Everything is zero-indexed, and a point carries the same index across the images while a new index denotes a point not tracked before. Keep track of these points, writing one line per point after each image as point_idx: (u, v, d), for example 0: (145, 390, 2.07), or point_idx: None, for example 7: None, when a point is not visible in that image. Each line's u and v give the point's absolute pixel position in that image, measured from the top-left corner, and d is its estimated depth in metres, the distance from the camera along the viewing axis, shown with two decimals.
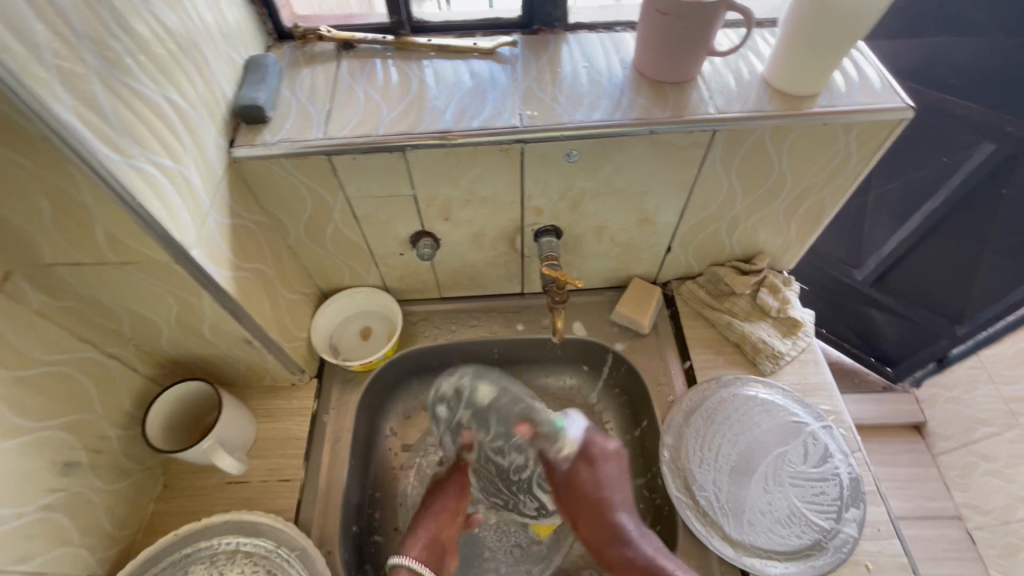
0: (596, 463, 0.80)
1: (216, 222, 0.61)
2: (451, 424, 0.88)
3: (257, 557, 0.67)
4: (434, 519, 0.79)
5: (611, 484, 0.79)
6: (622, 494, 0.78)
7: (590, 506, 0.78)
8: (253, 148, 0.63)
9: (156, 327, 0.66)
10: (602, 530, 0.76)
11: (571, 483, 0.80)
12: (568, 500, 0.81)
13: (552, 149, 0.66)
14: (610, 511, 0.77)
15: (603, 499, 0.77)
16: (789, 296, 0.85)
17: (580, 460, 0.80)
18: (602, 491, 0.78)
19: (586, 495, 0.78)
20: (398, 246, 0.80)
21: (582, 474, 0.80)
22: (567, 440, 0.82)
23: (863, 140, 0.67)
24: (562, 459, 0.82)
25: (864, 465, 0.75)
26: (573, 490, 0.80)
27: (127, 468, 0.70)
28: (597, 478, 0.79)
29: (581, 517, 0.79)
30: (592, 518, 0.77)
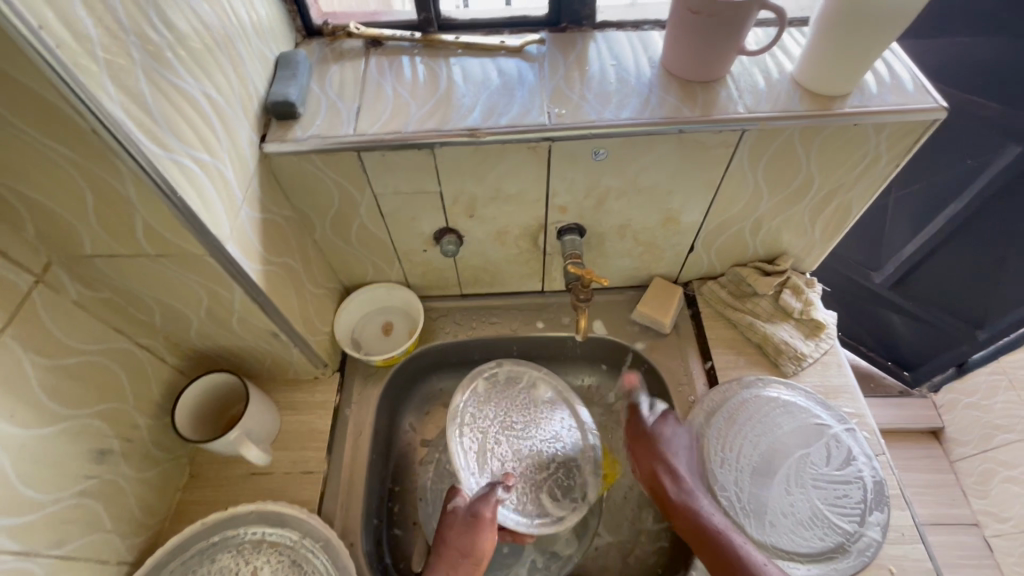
0: (671, 423, 0.77)
1: (248, 216, 0.61)
2: (497, 406, 0.82)
3: (282, 547, 0.68)
4: (481, 534, 0.67)
5: (681, 448, 0.75)
6: (689, 462, 0.74)
7: (664, 469, 0.73)
8: (284, 144, 0.64)
9: (186, 319, 0.67)
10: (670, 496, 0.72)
11: (647, 442, 0.76)
12: (638, 459, 0.77)
13: (579, 147, 0.66)
14: (682, 479, 0.72)
15: (678, 465, 0.73)
16: (812, 297, 0.83)
17: (660, 421, 0.78)
18: (676, 456, 0.74)
19: (660, 455, 0.74)
20: (421, 243, 0.81)
21: (665, 434, 0.76)
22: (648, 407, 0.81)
23: (894, 142, 0.67)
24: (645, 417, 0.80)
25: (888, 468, 0.74)
26: (648, 449, 0.75)
27: (155, 457, 0.71)
28: (675, 439, 0.76)
29: (653, 480, 0.74)
30: (666, 484, 0.72)
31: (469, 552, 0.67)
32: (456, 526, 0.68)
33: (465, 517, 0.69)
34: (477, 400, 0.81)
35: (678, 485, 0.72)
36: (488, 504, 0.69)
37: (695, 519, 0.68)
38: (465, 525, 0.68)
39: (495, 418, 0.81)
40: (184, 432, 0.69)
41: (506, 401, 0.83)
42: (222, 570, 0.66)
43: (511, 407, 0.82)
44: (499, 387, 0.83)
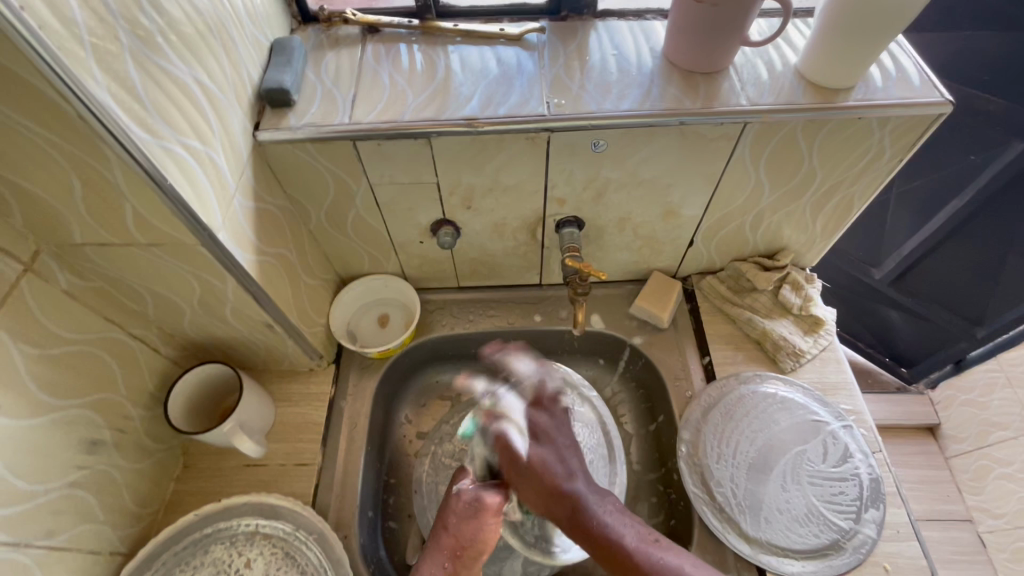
0: (549, 434, 0.70)
1: (241, 205, 0.61)
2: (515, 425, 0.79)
3: (275, 539, 0.68)
4: (482, 524, 0.65)
5: (564, 459, 0.68)
6: (571, 459, 0.68)
7: (551, 486, 0.65)
8: (278, 132, 0.63)
9: (179, 309, 0.66)
10: (573, 519, 0.62)
11: (526, 467, 0.68)
12: (523, 486, 0.67)
13: (578, 138, 0.65)
14: (575, 493, 0.64)
15: (569, 478, 0.66)
16: (812, 292, 0.83)
17: (529, 439, 0.70)
18: (567, 470, 0.67)
19: (548, 483, 0.65)
20: (418, 234, 0.80)
21: (535, 453, 0.68)
22: (513, 411, 0.75)
23: (898, 136, 0.66)
24: (514, 441, 0.71)
25: (884, 466, 0.74)
26: (529, 476, 0.67)
27: (148, 448, 0.71)
28: (551, 452, 0.68)
29: (546, 505, 0.65)
30: (552, 495, 0.65)
31: (471, 542, 0.64)
32: (458, 510, 0.66)
33: (469, 503, 0.67)
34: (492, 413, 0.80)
35: (569, 506, 0.63)
36: (496, 495, 0.67)
37: (612, 545, 0.59)
38: (471, 509, 0.66)
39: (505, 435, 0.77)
40: (178, 423, 0.69)
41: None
42: (215, 562, 0.66)
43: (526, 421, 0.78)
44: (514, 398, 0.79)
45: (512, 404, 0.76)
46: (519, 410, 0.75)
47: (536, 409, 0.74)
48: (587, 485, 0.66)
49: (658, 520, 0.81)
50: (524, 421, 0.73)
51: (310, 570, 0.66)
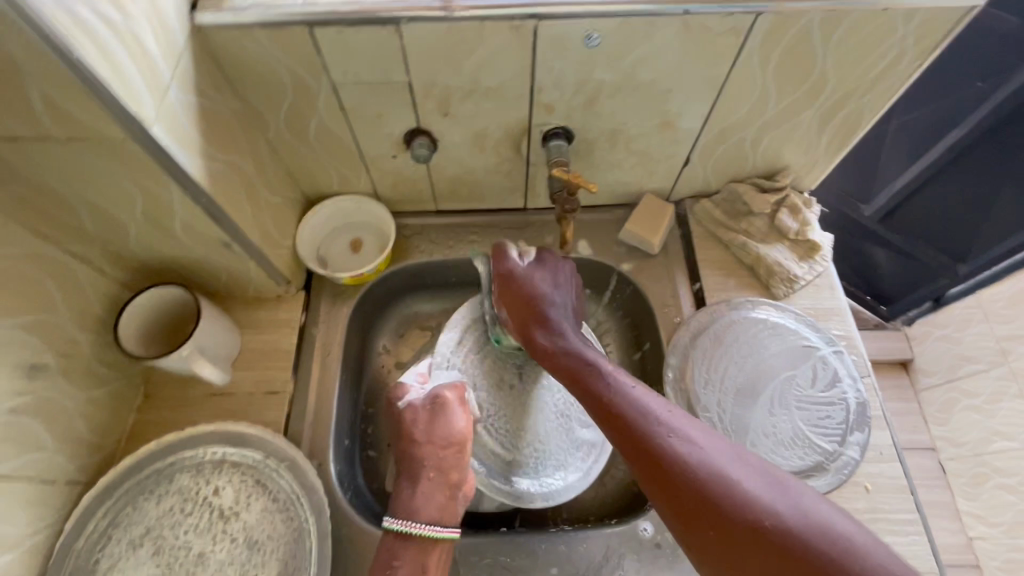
0: (549, 277, 0.71)
1: (180, 98, 0.52)
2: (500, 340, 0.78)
3: (244, 467, 0.65)
4: (447, 424, 0.67)
5: (562, 299, 0.70)
6: (568, 300, 0.71)
7: (542, 317, 0.67)
8: (220, 15, 0.54)
9: (121, 224, 0.59)
10: (557, 360, 0.64)
11: (518, 286, 0.69)
12: (517, 318, 0.69)
13: (568, 29, 0.57)
14: (559, 336, 0.65)
15: (555, 319, 0.67)
16: (810, 217, 0.78)
17: (532, 262, 0.71)
18: (553, 306, 0.68)
19: (538, 308, 0.68)
20: (391, 147, 0.72)
21: (528, 285, 0.69)
22: (523, 252, 0.73)
23: (921, 35, 0.59)
24: (517, 261, 0.71)
25: (872, 390, 0.73)
26: (519, 305, 0.69)
27: (102, 376, 0.65)
28: (547, 281, 0.70)
29: (531, 341, 0.67)
30: (540, 326, 0.67)
31: (448, 439, 0.66)
32: (419, 420, 0.67)
33: (428, 408, 0.68)
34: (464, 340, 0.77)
35: (554, 341, 0.65)
36: (454, 390, 0.70)
37: (593, 380, 0.59)
38: (431, 412, 0.67)
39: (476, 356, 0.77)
40: (116, 333, 0.63)
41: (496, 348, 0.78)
42: (181, 490, 0.63)
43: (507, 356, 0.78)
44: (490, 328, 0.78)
45: (517, 246, 0.73)
46: (526, 251, 0.73)
47: (543, 251, 0.73)
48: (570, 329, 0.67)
49: None
50: (530, 257, 0.72)
51: (282, 498, 0.64)
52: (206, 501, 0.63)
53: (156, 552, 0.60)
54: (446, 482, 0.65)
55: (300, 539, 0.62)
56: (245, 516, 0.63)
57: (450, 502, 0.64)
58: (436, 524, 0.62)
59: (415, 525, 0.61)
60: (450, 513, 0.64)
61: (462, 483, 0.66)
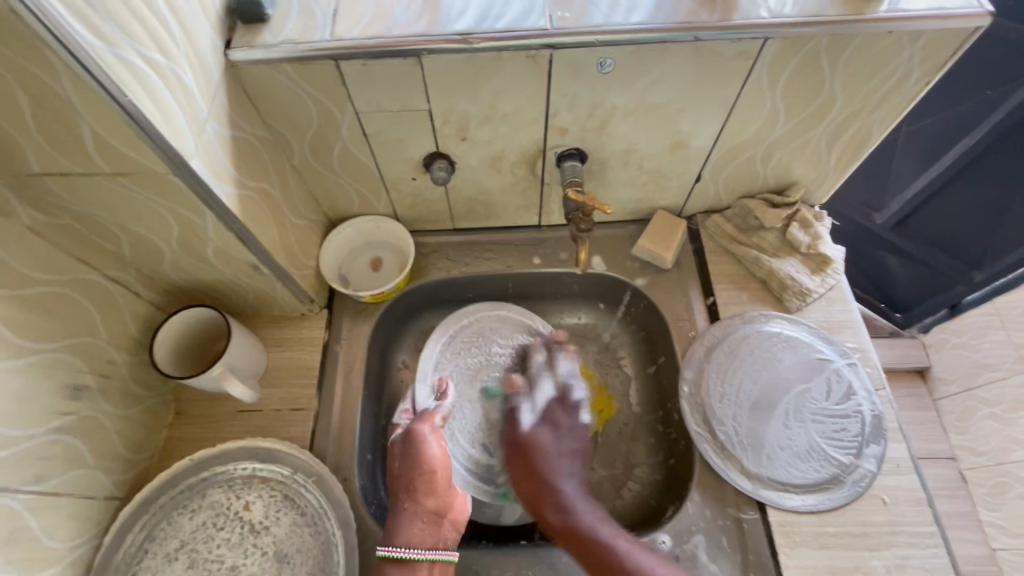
0: (555, 422, 0.69)
1: (215, 131, 0.55)
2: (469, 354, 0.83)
3: (273, 482, 0.67)
4: (416, 454, 0.64)
5: (568, 465, 0.65)
6: (576, 463, 0.66)
7: (553, 491, 0.62)
8: (251, 51, 0.57)
9: (158, 250, 0.62)
10: (567, 528, 0.60)
11: (527, 448, 0.66)
12: (519, 472, 0.65)
13: (582, 57, 0.59)
14: (564, 495, 0.62)
15: (561, 476, 0.64)
16: (822, 231, 0.79)
17: (540, 418, 0.69)
18: (561, 463, 0.65)
19: (548, 476, 0.63)
20: (410, 170, 0.75)
21: (539, 434, 0.67)
22: (541, 395, 0.73)
23: (927, 54, 0.61)
24: (525, 422, 0.69)
25: (888, 403, 0.73)
26: (527, 459, 0.65)
27: (137, 394, 0.68)
28: (555, 440, 0.67)
29: (534, 502, 0.63)
30: (551, 500, 0.62)
31: (417, 468, 0.64)
32: (397, 453, 0.66)
33: (401, 442, 0.67)
34: (442, 353, 0.83)
35: (559, 505, 0.61)
36: (427, 423, 0.68)
37: (609, 562, 0.57)
38: (403, 446, 0.66)
39: (458, 367, 0.82)
40: (152, 353, 0.66)
41: (473, 358, 0.83)
42: (213, 505, 0.65)
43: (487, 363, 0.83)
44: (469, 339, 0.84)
45: (544, 385, 0.74)
46: (545, 396, 0.72)
47: (557, 400, 0.71)
48: (579, 492, 0.63)
49: (657, 459, 0.81)
50: (542, 405, 0.71)
51: (309, 512, 0.66)
52: (237, 515, 0.65)
53: (191, 565, 0.62)
54: (427, 510, 0.62)
55: (328, 552, 0.64)
56: (275, 530, 0.65)
57: (437, 531, 0.62)
58: (421, 550, 0.60)
59: (399, 550, 0.59)
60: (437, 540, 0.62)
61: (447, 510, 0.63)
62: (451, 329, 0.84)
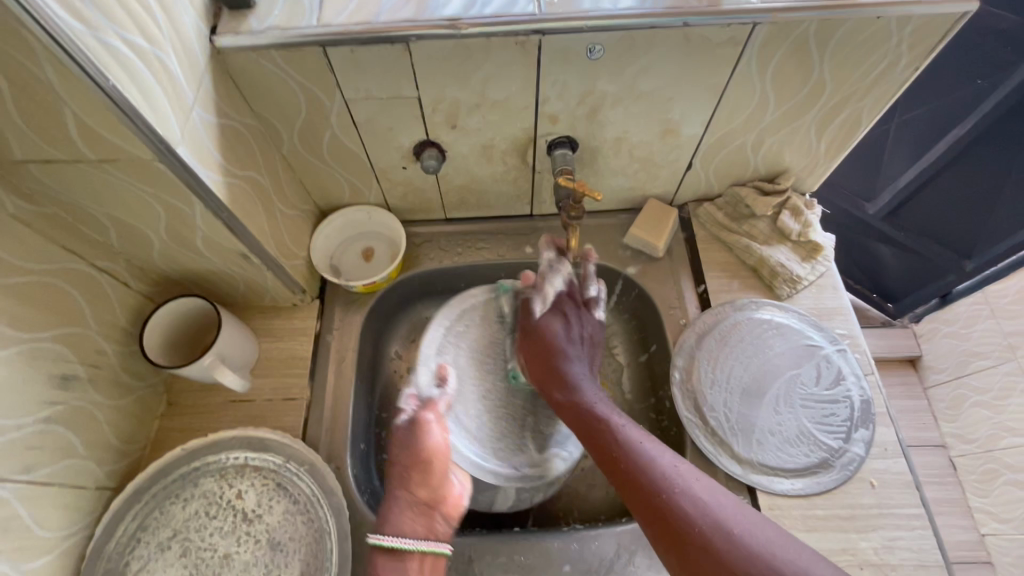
0: (565, 317, 0.76)
1: (202, 118, 0.55)
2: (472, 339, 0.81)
3: (266, 471, 0.67)
4: (417, 443, 0.66)
5: (575, 354, 0.74)
6: (581, 354, 0.74)
7: (558, 374, 0.71)
8: (237, 38, 0.56)
9: (146, 239, 0.62)
10: (566, 399, 0.69)
11: (536, 334, 0.75)
12: (529, 351, 0.75)
13: (571, 43, 0.59)
14: (569, 373, 0.71)
15: (568, 359, 0.72)
16: (812, 219, 0.79)
17: (550, 308, 0.76)
18: (569, 348, 0.74)
19: (554, 358, 0.72)
20: (401, 158, 0.75)
21: (549, 325, 0.75)
22: (552, 287, 0.78)
23: (916, 40, 0.61)
24: (537, 310, 0.77)
25: (877, 388, 0.74)
26: (536, 345, 0.74)
27: (127, 385, 0.68)
28: (563, 332, 0.74)
29: (546, 386, 0.72)
30: (557, 380, 0.71)
31: (417, 455, 0.66)
32: (399, 439, 0.68)
33: (405, 429, 0.69)
34: (445, 337, 0.80)
35: (566, 385, 0.70)
36: (430, 411, 0.70)
37: (595, 426, 0.65)
38: (405, 433, 0.68)
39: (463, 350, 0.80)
40: (142, 343, 0.65)
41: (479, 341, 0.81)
42: (205, 494, 0.65)
43: (492, 347, 0.82)
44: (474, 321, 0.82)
45: (556, 280, 0.78)
46: (556, 288, 0.78)
47: (569, 299, 0.78)
48: (585, 374, 0.72)
49: None
50: (553, 298, 0.77)
51: (302, 500, 0.66)
52: (230, 504, 0.65)
53: (183, 554, 0.62)
54: (418, 501, 0.65)
55: (321, 539, 0.64)
56: (268, 518, 0.65)
57: (429, 523, 0.64)
58: (411, 539, 0.62)
59: (390, 538, 0.61)
60: (428, 530, 0.63)
61: (440, 501, 0.66)
62: (457, 311, 0.82)
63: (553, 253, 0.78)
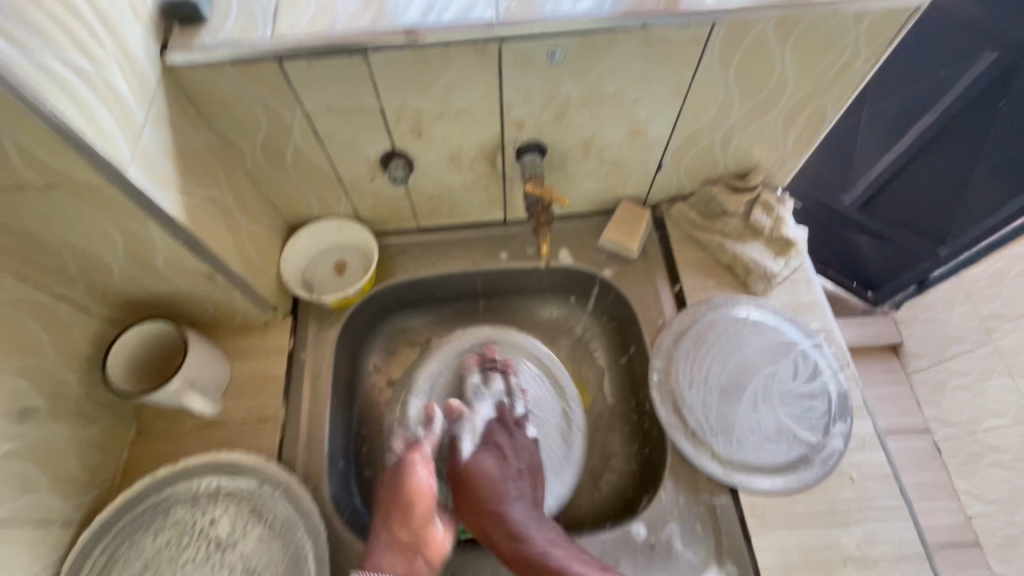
0: (496, 448, 0.70)
1: (154, 138, 0.53)
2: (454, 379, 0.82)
3: (240, 496, 0.66)
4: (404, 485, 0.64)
5: (511, 483, 0.67)
6: (524, 489, 0.68)
7: (497, 510, 0.64)
8: (189, 54, 0.55)
9: (105, 264, 0.60)
10: (512, 548, 0.60)
11: (466, 475, 0.68)
12: (463, 511, 0.66)
13: (532, 48, 0.58)
14: (510, 516, 0.63)
15: (508, 500, 0.65)
16: (784, 213, 0.79)
17: (479, 442, 0.71)
18: (506, 486, 0.67)
19: (490, 505, 0.64)
20: (368, 170, 0.73)
21: (481, 461, 0.68)
22: (479, 417, 0.74)
23: (873, 35, 0.61)
24: (465, 447, 0.71)
25: (853, 380, 0.74)
26: (467, 487, 0.67)
27: (91, 414, 0.66)
28: (496, 460, 0.69)
29: (487, 536, 0.63)
30: (495, 525, 0.63)
31: (399, 497, 0.63)
32: (387, 480, 0.67)
33: (393, 470, 0.67)
34: (434, 372, 0.82)
35: (507, 531, 0.62)
36: (418, 452, 0.68)
37: (547, 565, 0.58)
38: (394, 474, 0.67)
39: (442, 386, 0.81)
40: (105, 371, 0.63)
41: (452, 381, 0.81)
42: (177, 523, 0.64)
43: None
44: (464, 364, 0.83)
45: (483, 406, 0.75)
46: (486, 417, 0.74)
47: (500, 425, 0.74)
48: (525, 508, 0.65)
49: (632, 449, 0.81)
50: (481, 428, 0.73)
51: (278, 525, 0.64)
52: (202, 532, 0.64)
53: None
54: (398, 542, 0.61)
55: (298, 563, 0.62)
56: (242, 545, 0.63)
57: (410, 565, 0.60)
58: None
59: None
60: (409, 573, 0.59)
61: (423, 544, 0.62)
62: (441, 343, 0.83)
63: (481, 373, 0.79)
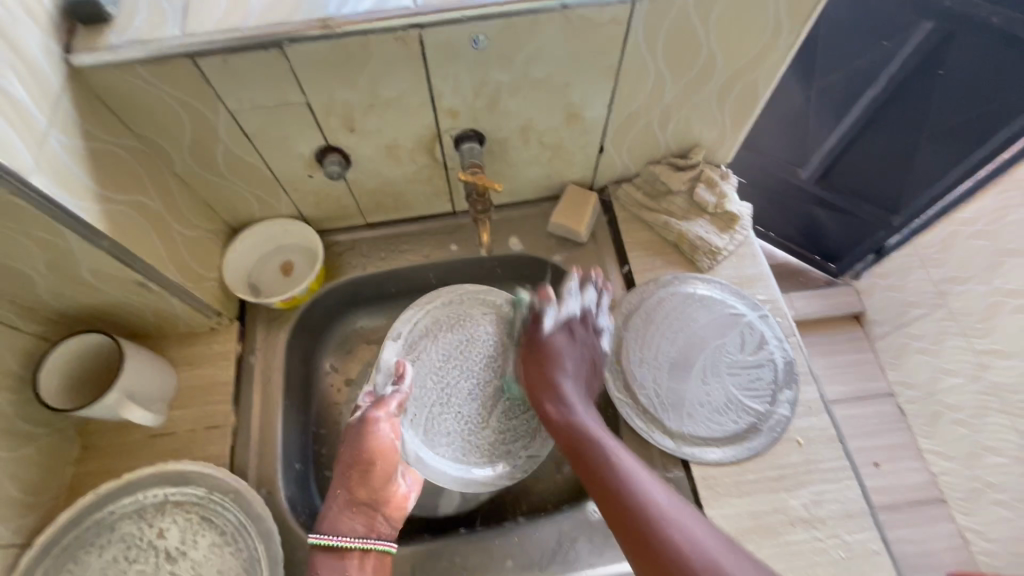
0: (574, 339, 0.73)
1: (62, 144, 0.51)
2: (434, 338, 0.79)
3: (188, 505, 0.65)
4: (365, 446, 0.63)
5: (574, 369, 0.71)
6: (582, 385, 0.71)
7: (555, 386, 0.69)
8: (97, 54, 0.53)
9: (25, 279, 0.58)
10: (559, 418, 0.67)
11: (539, 348, 0.73)
12: (531, 369, 0.73)
13: (453, 34, 0.58)
14: (563, 390, 0.69)
15: (565, 374, 0.70)
16: (727, 189, 0.80)
17: (559, 322, 0.74)
18: (568, 370, 0.71)
19: (550, 380, 0.70)
20: (304, 167, 0.72)
21: (556, 338, 0.73)
22: (567, 310, 0.74)
23: (794, 7, 0.62)
24: (544, 324, 0.74)
25: (798, 349, 0.76)
26: (539, 357, 0.73)
27: (27, 433, 0.64)
28: (567, 344, 0.73)
29: (536, 390, 0.71)
30: (550, 395, 0.69)
31: (355, 458, 0.63)
32: (347, 438, 0.65)
33: (355, 427, 0.65)
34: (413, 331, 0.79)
35: (557, 397, 0.69)
36: (382, 410, 0.66)
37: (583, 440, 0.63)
38: (354, 432, 0.65)
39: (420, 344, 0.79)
40: (38, 389, 0.62)
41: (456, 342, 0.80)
42: (124, 538, 0.62)
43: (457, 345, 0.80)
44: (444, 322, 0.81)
45: (573, 300, 0.74)
46: (571, 310, 0.74)
47: (580, 318, 0.75)
48: (579, 396, 0.70)
49: None
50: (565, 314, 0.74)
51: (229, 530, 0.64)
52: (151, 544, 0.63)
53: None
54: (357, 500, 0.63)
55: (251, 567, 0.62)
56: (193, 554, 0.63)
57: (368, 521, 0.63)
58: (349, 538, 0.61)
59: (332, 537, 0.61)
60: (369, 529, 0.63)
61: (382, 502, 0.64)
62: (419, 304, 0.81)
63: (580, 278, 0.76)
